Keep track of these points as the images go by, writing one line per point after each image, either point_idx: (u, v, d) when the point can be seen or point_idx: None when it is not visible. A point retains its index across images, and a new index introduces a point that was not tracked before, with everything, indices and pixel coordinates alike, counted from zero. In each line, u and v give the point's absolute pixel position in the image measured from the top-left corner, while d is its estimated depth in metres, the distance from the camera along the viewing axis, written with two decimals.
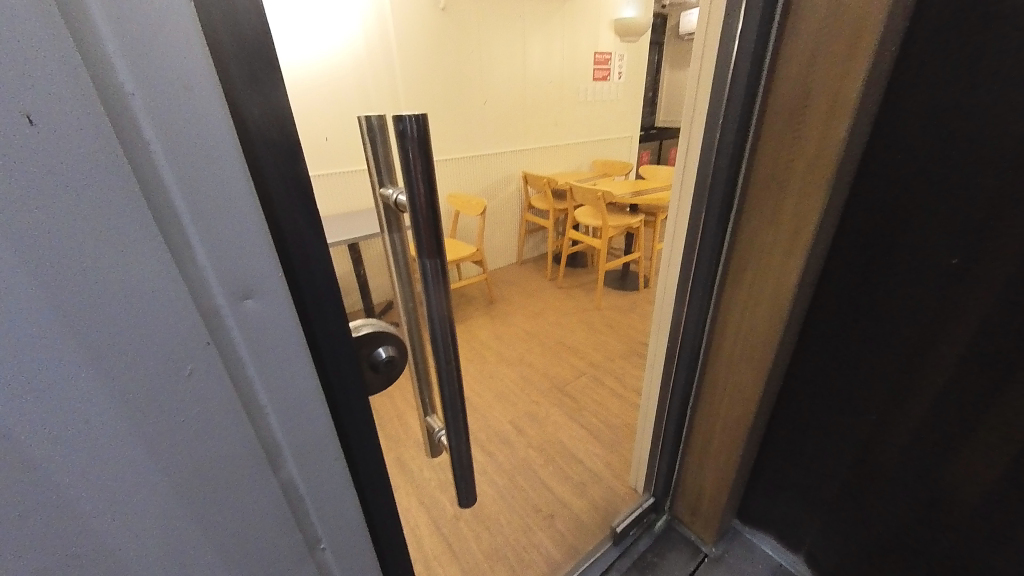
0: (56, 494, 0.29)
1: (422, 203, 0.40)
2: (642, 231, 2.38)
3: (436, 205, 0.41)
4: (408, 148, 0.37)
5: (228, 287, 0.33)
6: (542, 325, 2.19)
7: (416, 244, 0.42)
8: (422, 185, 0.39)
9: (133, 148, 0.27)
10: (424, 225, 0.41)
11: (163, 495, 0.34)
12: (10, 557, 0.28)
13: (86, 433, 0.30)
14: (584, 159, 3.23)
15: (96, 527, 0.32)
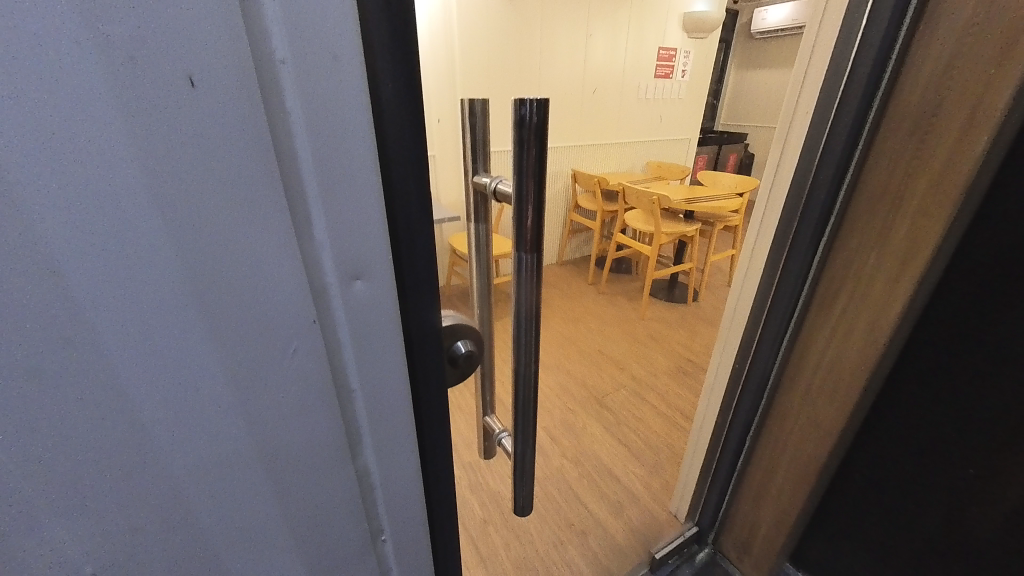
0: (158, 460, 0.29)
1: (530, 193, 0.38)
2: (696, 241, 2.29)
3: (543, 199, 0.40)
4: (526, 135, 0.36)
5: (341, 265, 0.32)
6: (584, 332, 2.14)
7: (515, 237, 0.40)
8: (532, 176, 0.37)
9: (276, 117, 0.27)
10: (528, 217, 0.39)
11: (252, 467, 0.34)
12: (113, 509, 0.29)
13: (194, 400, 0.29)
14: (635, 161, 3.14)
15: (189, 496, 0.32)
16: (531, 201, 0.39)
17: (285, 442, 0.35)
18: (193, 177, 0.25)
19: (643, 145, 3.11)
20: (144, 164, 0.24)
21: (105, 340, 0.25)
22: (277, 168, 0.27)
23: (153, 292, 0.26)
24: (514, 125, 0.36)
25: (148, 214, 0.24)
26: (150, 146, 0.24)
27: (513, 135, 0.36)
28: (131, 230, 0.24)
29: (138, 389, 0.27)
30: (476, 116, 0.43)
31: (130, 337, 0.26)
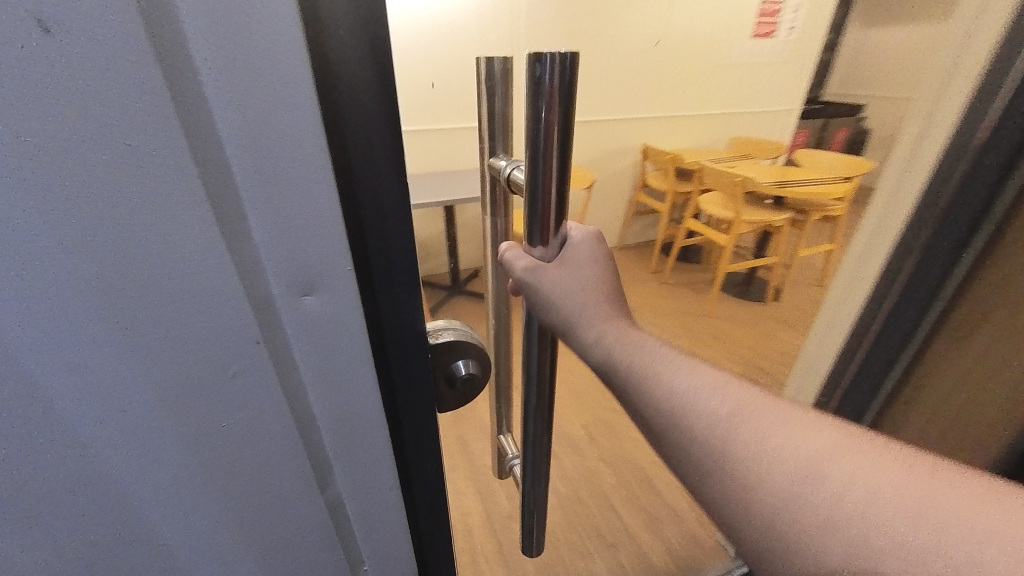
0: (100, 490, 0.25)
1: (549, 186, 0.31)
2: (784, 232, 2.01)
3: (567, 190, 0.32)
4: (546, 111, 0.27)
5: (287, 276, 0.25)
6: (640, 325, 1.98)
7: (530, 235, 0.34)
8: (553, 165, 0.30)
9: (180, 79, 0.20)
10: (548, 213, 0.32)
11: (208, 500, 0.29)
12: (47, 540, 0.25)
13: (125, 427, 0.24)
14: (718, 135, 2.81)
15: (142, 526, 0.27)
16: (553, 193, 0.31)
17: (239, 479, 0.30)
18: (81, 157, 0.19)
19: (728, 118, 2.77)
20: (7, 136, 0.18)
21: (0, 358, 0.20)
22: (188, 149, 0.21)
23: (50, 304, 0.21)
24: (527, 90, 0.28)
25: (29, 206, 0.19)
26: (14, 110, 0.17)
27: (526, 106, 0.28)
28: (11, 227, 0.19)
29: (60, 412, 0.22)
30: (495, 83, 0.34)
31: (32, 354, 0.21)
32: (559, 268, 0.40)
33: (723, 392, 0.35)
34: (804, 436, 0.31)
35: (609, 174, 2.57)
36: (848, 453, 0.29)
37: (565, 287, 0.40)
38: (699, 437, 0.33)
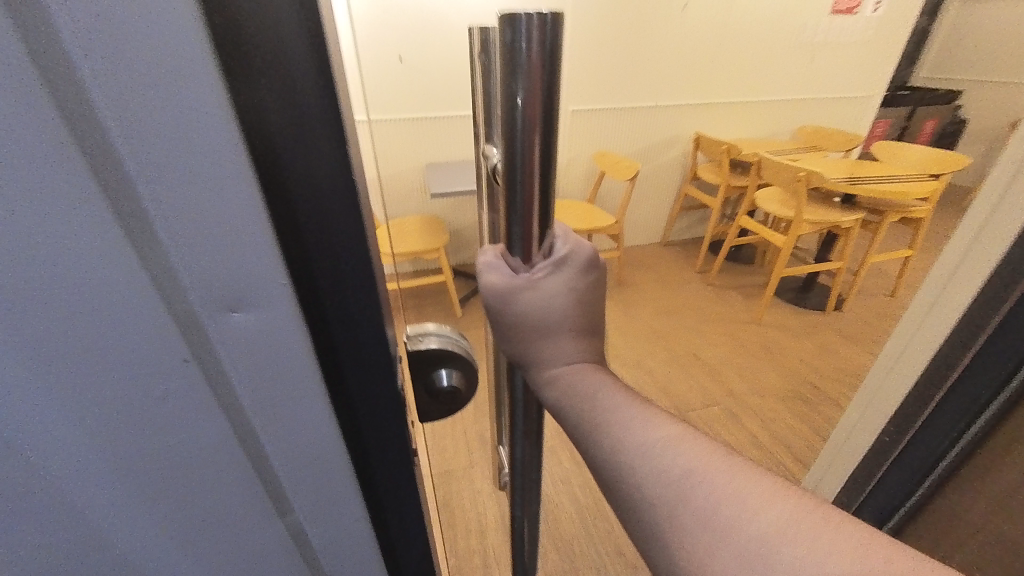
0: (51, 503, 0.23)
1: (531, 172, 0.28)
2: (853, 235, 1.80)
3: (551, 174, 0.29)
4: (525, 85, 0.24)
5: (204, 288, 0.21)
6: (680, 330, 1.86)
7: (512, 238, 0.31)
8: (536, 147, 0.27)
9: (47, 49, 0.16)
10: (531, 206, 0.29)
11: (159, 523, 0.27)
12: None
13: (54, 444, 0.22)
14: (784, 125, 2.51)
15: (106, 541, 0.26)
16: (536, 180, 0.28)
17: (189, 505, 0.27)
18: None
19: (797, 106, 2.46)
20: None
21: None
22: (69, 136, 0.17)
23: None
24: (503, 62, 0.24)
25: None
26: None
27: (502, 82, 0.25)
28: None
29: None
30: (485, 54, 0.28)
31: None
32: (533, 288, 0.32)
33: (675, 447, 0.28)
34: (758, 508, 0.24)
35: (658, 166, 2.32)
36: (807, 531, 0.23)
37: (533, 313, 0.33)
38: (640, 505, 0.27)
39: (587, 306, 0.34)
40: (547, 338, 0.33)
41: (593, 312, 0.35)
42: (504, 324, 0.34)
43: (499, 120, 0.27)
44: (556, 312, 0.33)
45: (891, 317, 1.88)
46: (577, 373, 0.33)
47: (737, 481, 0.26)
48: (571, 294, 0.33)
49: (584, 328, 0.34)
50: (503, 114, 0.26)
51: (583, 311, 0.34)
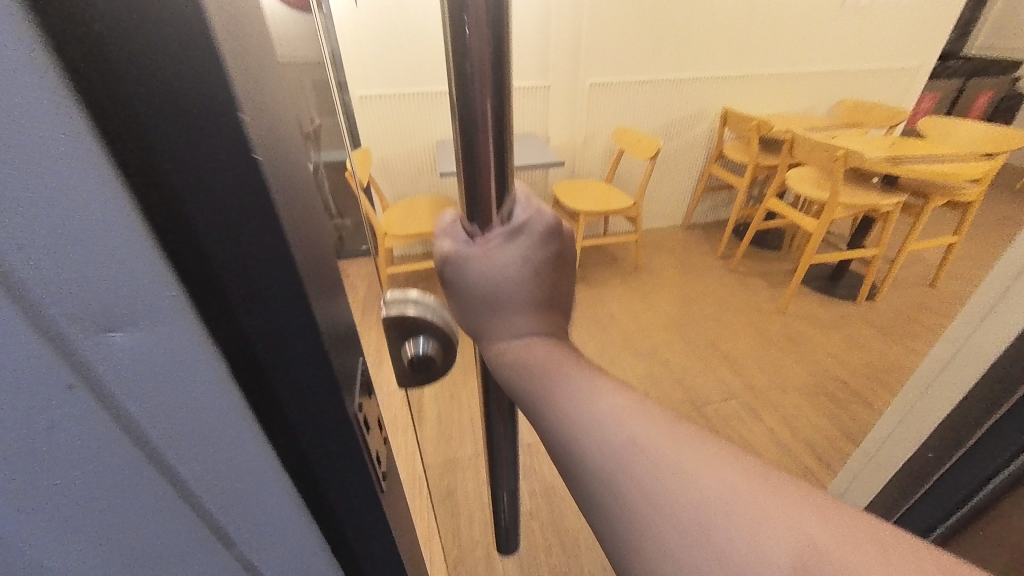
0: None
1: (485, 140, 0.30)
2: (893, 220, 1.67)
3: (505, 136, 0.31)
4: (473, 60, 0.26)
5: (81, 311, 0.21)
6: (698, 318, 1.78)
7: (471, 200, 0.34)
8: (489, 125, 0.29)
9: None
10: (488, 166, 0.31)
11: (76, 541, 0.27)
12: None
13: None
14: (821, 100, 2.32)
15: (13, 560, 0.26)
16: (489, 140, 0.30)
17: (106, 524, 0.27)
18: None
19: (837, 78, 2.27)
20: None
21: None
22: None
23: None
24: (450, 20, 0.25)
25: None
26: None
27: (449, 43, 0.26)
28: None
29: None
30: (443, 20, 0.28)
31: None
32: (486, 259, 0.36)
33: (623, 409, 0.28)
34: (712, 471, 0.23)
35: (681, 144, 2.18)
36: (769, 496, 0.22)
37: (487, 278, 0.36)
38: (589, 486, 0.26)
39: (540, 274, 0.37)
40: (502, 310, 0.37)
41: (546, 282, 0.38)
42: (461, 287, 0.38)
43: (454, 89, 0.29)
44: (507, 278, 0.36)
45: (929, 310, 1.76)
46: (527, 339, 0.36)
47: (692, 444, 0.25)
48: (525, 265, 0.37)
49: (538, 297, 0.38)
50: (452, 73, 0.28)
51: (536, 282, 0.37)
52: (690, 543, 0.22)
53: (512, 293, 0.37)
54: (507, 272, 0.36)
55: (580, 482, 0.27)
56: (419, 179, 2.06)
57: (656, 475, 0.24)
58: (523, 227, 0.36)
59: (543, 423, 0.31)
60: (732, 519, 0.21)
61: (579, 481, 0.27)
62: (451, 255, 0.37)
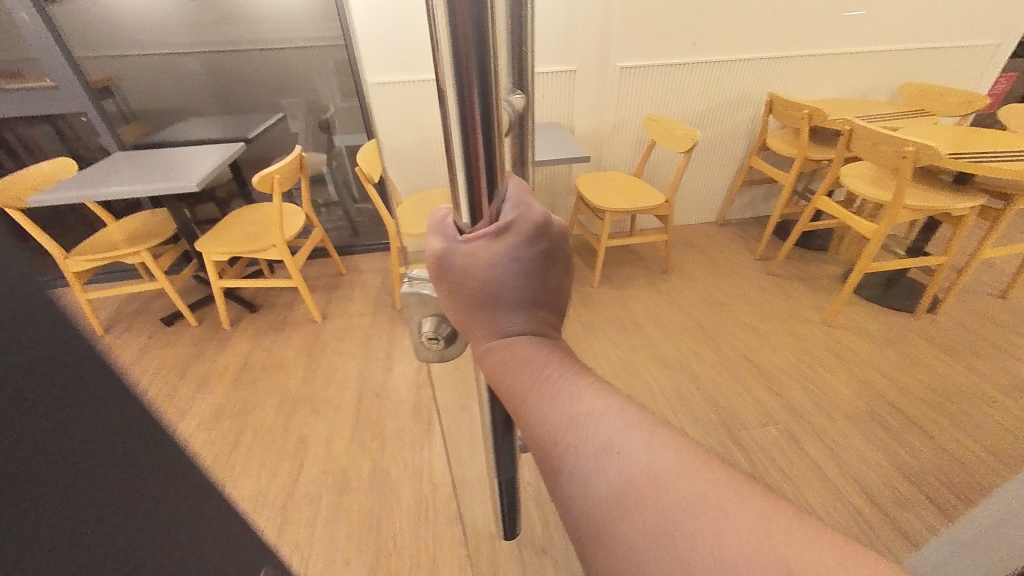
0: None
1: (473, 130, 0.28)
2: (965, 224, 1.46)
3: (494, 136, 0.29)
4: (461, 46, 0.24)
5: None
6: (732, 326, 1.64)
7: (463, 194, 0.32)
8: (477, 113, 0.27)
9: None
10: (477, 161, 0.30)
11: None
12: None
13: None
14: (881, 82, 2.07)
15: None
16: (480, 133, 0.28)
17: None
18: None
19: (901, 57, 2.01)
20: None
21: None
22: None
23: None
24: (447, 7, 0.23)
25: None
26: None
27: (445, 30, 0.24)
28: None
29: None
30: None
31: None
32: (471, 252, 0.34)
33: (602, 421, 0.31)
34: (671, 481, 0.27)
35: (717, 133, 1.99)
36: (714, 504, 0.26)
37: (474, 280, 0.35)
38: (567, 471, 0.31)
39: (531, 276, 0.36)
40: (495, 309, 0.36)
41: (536, 282, 0.37)
42: (445, 287, 0.36)
43: (442, 74, 0.27)
44: (494, 280, 0.35)
45: (1001, 325, 1.56)
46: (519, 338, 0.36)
47: (656, 457, 0.29)
48: (514, 266, 0.35)
49: (527, 297, 0.37)
50: (446, 61, 0.26)
51: (526, 283, 0.36)
52: (646, 539, 0.26)
53: (501, 296, 0.36)
54: (496, 275, 0.35)
55: (556, 474, 0.32)
56: None
57: (625, 477, 0.29)
58: (515, 225, 0.34)
59: (526, 420, 0.34)
60: (677, 522, 0.26)
61: (557, 474, 0.32)
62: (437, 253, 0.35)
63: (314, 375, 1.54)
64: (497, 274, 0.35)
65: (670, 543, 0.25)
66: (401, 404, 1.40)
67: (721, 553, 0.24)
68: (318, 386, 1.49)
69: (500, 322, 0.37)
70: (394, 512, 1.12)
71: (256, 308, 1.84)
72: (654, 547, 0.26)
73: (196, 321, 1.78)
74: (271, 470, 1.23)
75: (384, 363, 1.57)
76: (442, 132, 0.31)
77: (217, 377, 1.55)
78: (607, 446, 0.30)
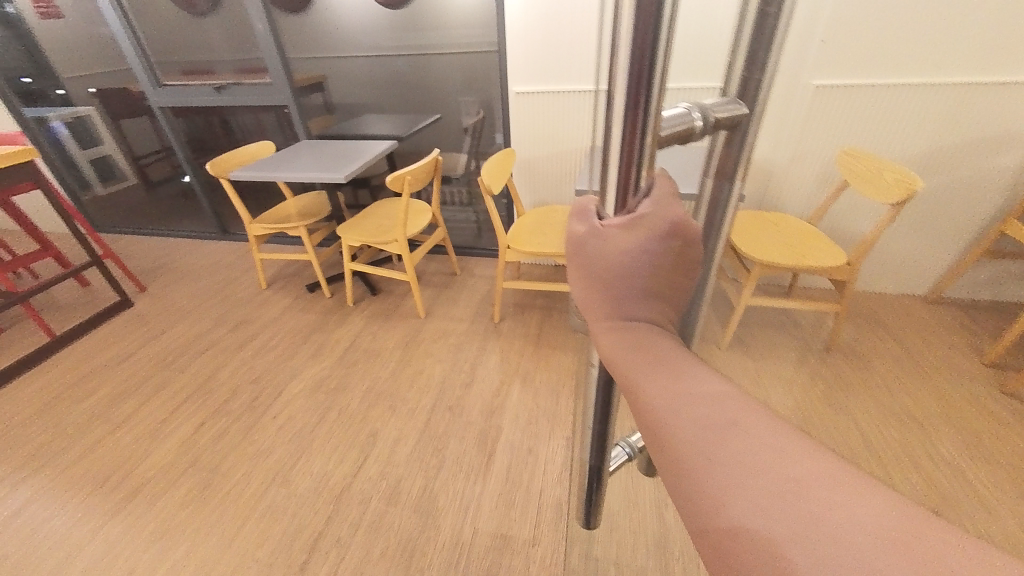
0: None
1: (631, 137, 0.33)
2: None
3: (650, 143, 0.34)
4: (634, 69, 0.31)
5: None
6: (918, 455, 1.15)
7: (614, 185, 0.36)
8: (639, 121, 0.33)
9: None
10: (635, 162, 0.34)
11: None
12: None
13: None
14: None
15: None
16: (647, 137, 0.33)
17: None
18: None
19: None
20: None
21: None
22: None
23: None
24: (633, 32, 0.30)
25: None
26: None
27: (628, 55, 0.31)
28: None
29: None
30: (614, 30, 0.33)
31: None
32: (603, 232, 0.34)
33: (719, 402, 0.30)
34: (785, 456, 0.25)
35: None
36: (833, 484, 0.23)
37: (603, 264, 0.34)
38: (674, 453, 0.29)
39: (661, 272, 0.33)
40: (617, 298, 0.35)
41: (670, 279, 0.34)
42: (577, 266, 0.37)
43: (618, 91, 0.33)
44: (620, 268, 0.33)
45: None
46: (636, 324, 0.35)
47: (773, 440, 0.26)
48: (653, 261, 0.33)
49: (653, 295, 0.34)
50: (623, 76, 0.32)
51: (657, 276, 0.33)
52: (763, 512, 0.23)
53: (628, 288, 0.34)
54: (628, 265, 0.33)
55: (660, 442, 0.31)
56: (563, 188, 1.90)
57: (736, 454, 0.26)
58: (660, 217, 0.32)
59: (637, 394, 0.33)
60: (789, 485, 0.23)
61: (660, 446, 0.31)
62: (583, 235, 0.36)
63: (402, 371, 1.59)
64: (628, 263, 0.33)
65: (784, 507, 0.23)
66: (470, 425, 1.36)
67: (841, 514, 0.21)
68: (403, 383, 1.54)
69: (620, 307, 0.35)
70: (429, 544, 1.08)
71: (377, 292, 2.01)
72: (764, 505, 0.23)
73: (331, 293, 2.02)
74: (341, 454, 1.32)
75: (466, 377, 1.54)
76: (609, 134, 0.36)
77: (331, 349, 1.73)
78: (720, 420, 0.28)
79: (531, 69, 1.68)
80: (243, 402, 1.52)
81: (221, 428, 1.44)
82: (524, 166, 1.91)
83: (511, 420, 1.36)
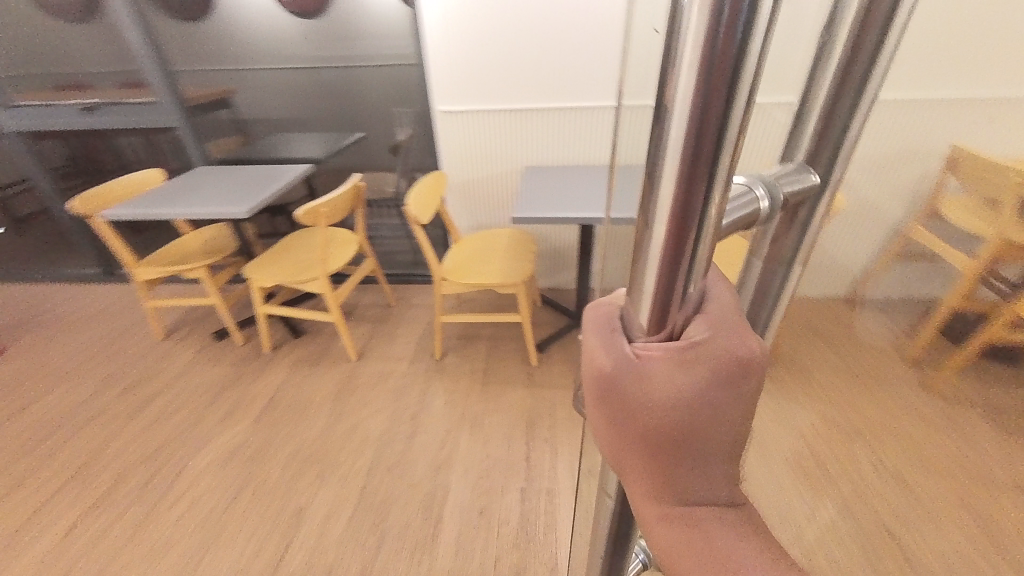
0: None
1: (663, 241, 0.20)
2: None
3: (689, 251, 0.20)
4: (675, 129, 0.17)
5: None
6: None
7: (647, 297, 0.21)
8: (683, 218, 0.19)
9: None
10: (681, 272, 0.20)
11: None
12: None
13: None
14: None
15: None
16: (696, 246, 0.20)
17: None
18: None
19: None
20: None
21: None
22: None
23: None
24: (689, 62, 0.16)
25: None
26: None
27: (678, 110, 0.17)
28: None
29: None
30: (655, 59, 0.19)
31: None
32: (651, 376, 0.20)
33: None
34: None
35: None
36: None
37: (653, 426, 0.20)
38: None
39: (729, 426, 0.21)
40: (677, 468, 0.21)
41: (740, 427, 0.22)
42: (609, 419, 0.22)
43: (656, 159, 0.19)
44: (681, 428, 0.20)
45: None
46: (703, 500, 0.22)
47: None
48: (715, 407, 0.20)
49: (725, 452, 0.22)
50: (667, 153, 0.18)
51: (729, 429, 0.21)
52: None
53: (691, 450, 0.21)
54: (685, 423, 0.20)
55: None
56: (501, 210, 1.81)
57: None
58: (721, 350, 0.19)
59: None
60: None
61: None
62: (599, 372, 0.21)
63: (333, 428, 1.39)
64: (687, 426, 0.20)
65: None
66: (414, 487, 1.20)
67: None
68: (334, 444, 1.34)
69: (677, 471, 0.21)
70: None
71: (301, 334, 1.77)
72: None
73: (244, 339, 1.76)
74: (258, 545, 1.10)
75: (408, 429, 1.37)
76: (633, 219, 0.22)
77: (246, 408, 1.48)
78: None
79: (459, 87, 1.58)
80: (133, 487, 1.26)
81: (98, 528, 1.16)
82: (458, 189, 1.78)
83: (462, 475, 1.22)
